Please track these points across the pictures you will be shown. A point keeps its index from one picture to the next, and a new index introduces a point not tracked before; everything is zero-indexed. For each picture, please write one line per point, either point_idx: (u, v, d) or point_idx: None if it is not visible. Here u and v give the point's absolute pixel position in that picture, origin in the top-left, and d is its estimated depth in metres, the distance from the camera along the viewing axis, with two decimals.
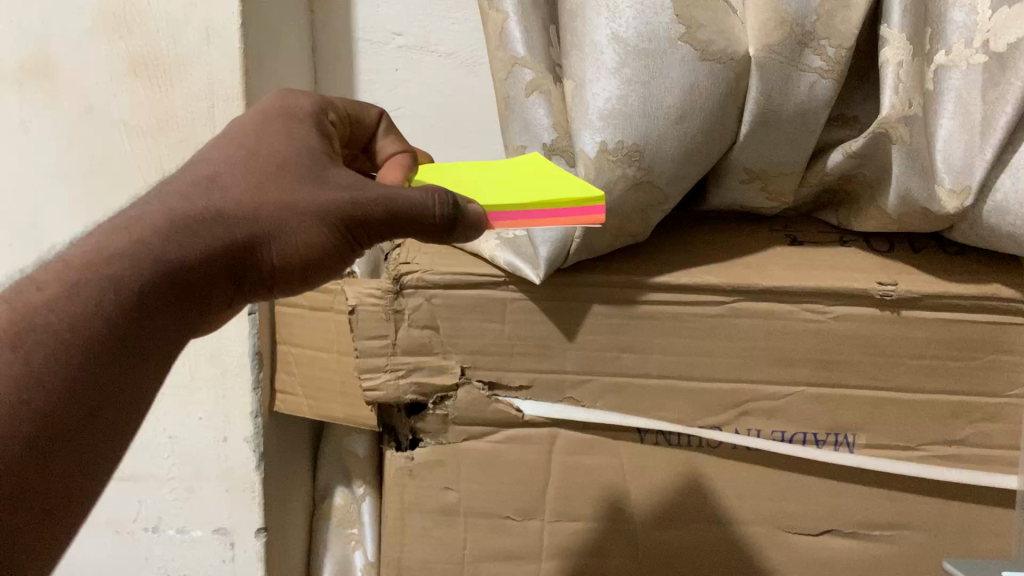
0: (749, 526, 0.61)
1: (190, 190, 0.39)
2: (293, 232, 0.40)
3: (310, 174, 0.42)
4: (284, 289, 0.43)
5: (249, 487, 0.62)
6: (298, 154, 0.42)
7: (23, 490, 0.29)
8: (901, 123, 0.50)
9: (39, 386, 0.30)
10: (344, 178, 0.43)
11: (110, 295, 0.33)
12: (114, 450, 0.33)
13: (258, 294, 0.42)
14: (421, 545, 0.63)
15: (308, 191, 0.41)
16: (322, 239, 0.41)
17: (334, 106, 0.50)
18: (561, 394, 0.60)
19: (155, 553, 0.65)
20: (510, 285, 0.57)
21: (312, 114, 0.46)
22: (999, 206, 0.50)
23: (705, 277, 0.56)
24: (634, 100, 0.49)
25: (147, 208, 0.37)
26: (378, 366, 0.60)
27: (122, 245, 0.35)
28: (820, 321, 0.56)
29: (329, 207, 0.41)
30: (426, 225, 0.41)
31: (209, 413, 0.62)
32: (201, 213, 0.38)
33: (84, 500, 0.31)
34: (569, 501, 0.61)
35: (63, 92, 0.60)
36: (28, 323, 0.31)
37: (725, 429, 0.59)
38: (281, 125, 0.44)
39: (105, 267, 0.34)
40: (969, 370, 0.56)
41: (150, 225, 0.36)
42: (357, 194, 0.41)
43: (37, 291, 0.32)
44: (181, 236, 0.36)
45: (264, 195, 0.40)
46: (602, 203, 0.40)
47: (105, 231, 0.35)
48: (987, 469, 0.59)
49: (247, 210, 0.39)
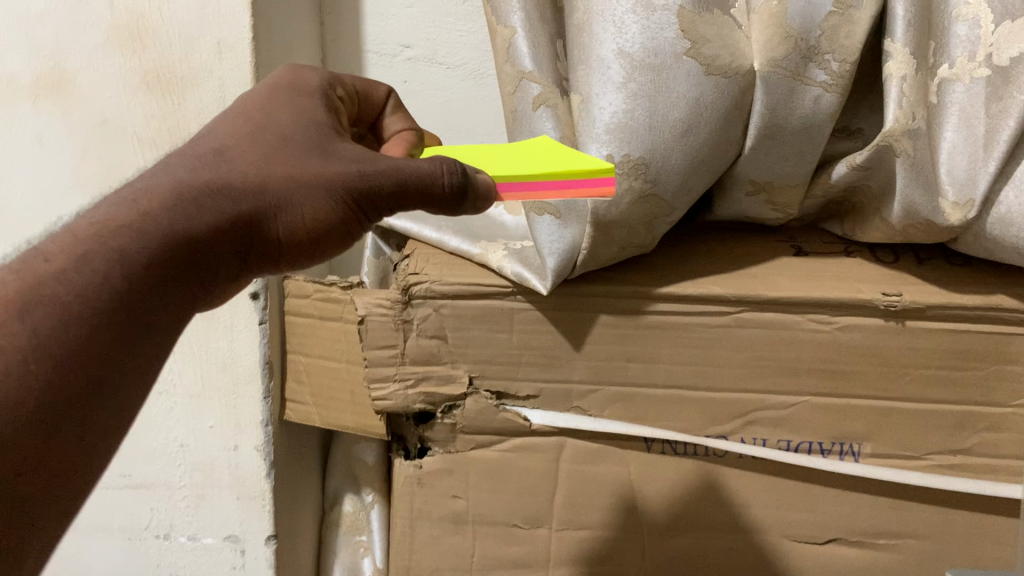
0: (755, 534, 0.62)
1: (196, 162, 0.40)
2: (300, 203, 0.40)
3: (318, 149, 0.42)
4: (292, 264, 0.43)
5: (260, 495, 0.63)
6: (304, 129, 0.43)
7: (30, 459, 0.29)
8: (905, 136, 0.51)
9: (45, 356, 0.31)
10: (351, 152, 0.43)
11: (116, 266, 0.34)
12: (120, 420, 0.33)
13: (265, 269, 0.42)
14: (429, 552, 0.64)
15: (316, 165, 0.41)
16: (329, 212, 0.41)
17: (343, 82, 0.50)
18: (568, 404, 0.61)
19: (168, 559, 0.65)
20: (518, 295, 0.57)
21: (320, 90, 0.47)
22: (1003, 217, 0.50)
23: (710, 288, 0.56)
24: (640, 113, 0.49)
25: (152, 180, 0.38)
26: (387, 376, 0.61)
27: (127, 216, 0.35)
28: (826, 331, 0.57)
29: (336, 178, 0.41)
30: (433, 197, 0.41)
31: (220, 422, 0.63)
32: (206, 184, 0.38)
33: (90, 470, 0.32)
34: (576, 509, 0.62)
35: (78, 104, 0.61)
36: (33, 293, 0.32)
37: (731, 438, 0.60)
38: (288, 101, 0.45)
39: (111, 239, 0.34)
40: (973, 380, 0.57)
41: (156, 197, 0.37)
42: (364, 167, 0.41)
43: (45, 263, 0.33)
44: (186, 207, 0.37)
45: (271, 167, 0.40)
46: (612, 175, 0.41)
47: (112, 205, 0.36)
48: (992, 478, 0.59)
49: (254, 180, 0.39)
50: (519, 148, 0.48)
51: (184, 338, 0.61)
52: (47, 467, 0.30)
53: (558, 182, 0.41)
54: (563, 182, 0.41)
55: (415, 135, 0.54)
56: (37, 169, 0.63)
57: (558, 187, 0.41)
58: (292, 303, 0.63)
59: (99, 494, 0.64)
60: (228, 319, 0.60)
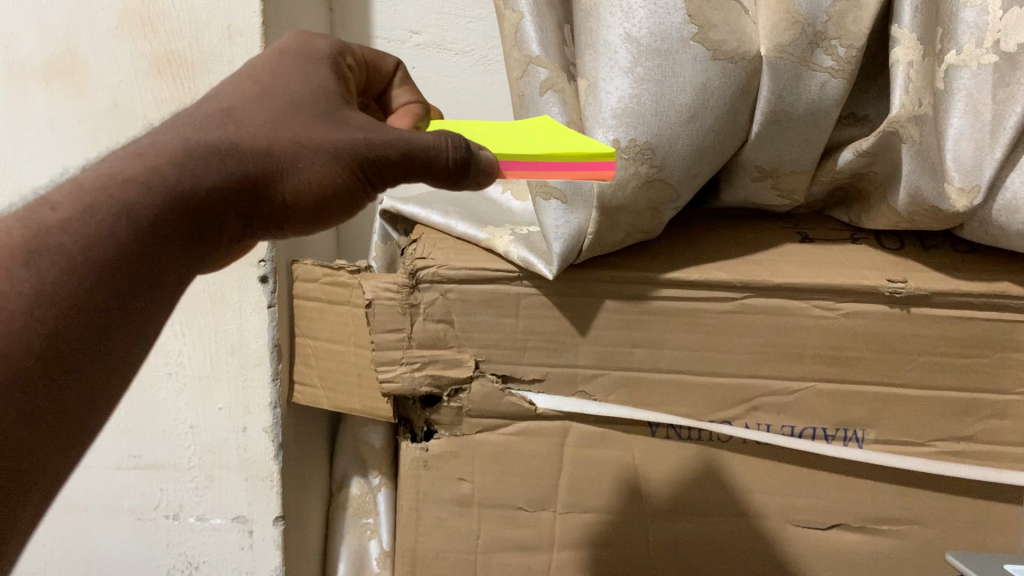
0: (759, 519, 0.62)
1: (205, 121, 0.40)
2: (309, 165, 0.40)
3: (326, 114, 0.43)
4: (296, 229, 0.43)
5: (268, 476, 0.64)
6: (315, 95, 0.43)
7: (32, 403, 0.30)
8: (912, 122, 0.50)
9: (49, 304, 0.31)
10: (360, 120, 0.43)
11: (122, 219, 0.34)
12: (123, 371, 0.34)
13: (269, 232, 0.43)
14: (435, 534, 0.64)
15: (325, 130, 0.42)
16: (336, 176, 0.41)
17: (351, 51, 0.50)
18: (573, 388, 0.61)
19: (177, 540, 0.66)
20: (523, 280, 0.58)
21: (329, 58, 0.47)
22: (1008, 203, 0.50)
23: (716, 274, 0.57)
24: (647, 98, 0.49)
25: (160, 136, 0.38)
26: (394, 359, 0.61)
27: (133, 171, 0.36)
28: (831, 318, 0.57)
29: (344, 145, 0.41)
30: (436, 168, 0.42)
31: (229, 403, 0.63)
32: (216, 142, 0.39)
33: (94, 418, 0.33)
34: (581, 493, 0.63)
35: (90, 89, 0.62)
36: (39, 243, 0.32)
37: (735, 423, 0.60)
38: (298, 67, 0.45)
39: (118, 192, 0.35)
40: (977, 367, 0.57)
41: (164, 153, 0.37)
42: (372, 135, 0.42)
43: (50, 212, 0.33)
44: (193, 164, 0.37)
45: (279, 129, 0.41)
46: (612, 160, 0.42)
47: (119, 158, 0.36)
48: (995, 466, 0.59)
49: (263, 142, 0.40)
50: (519, 126, 0.49)
51: (193, 321, 0.62)
52: (50, 412, 0.31)
53: (557, 164, 0.42)
54: (563, 164, 0.42)
55: (422, 109, 0.54)
56: (53, 158, 0.64)
57: (557, 169, 0.42)
58: (301, 287, 0.64)
59: (111, 475, 0.65)
60: (237, 303, 0.61)
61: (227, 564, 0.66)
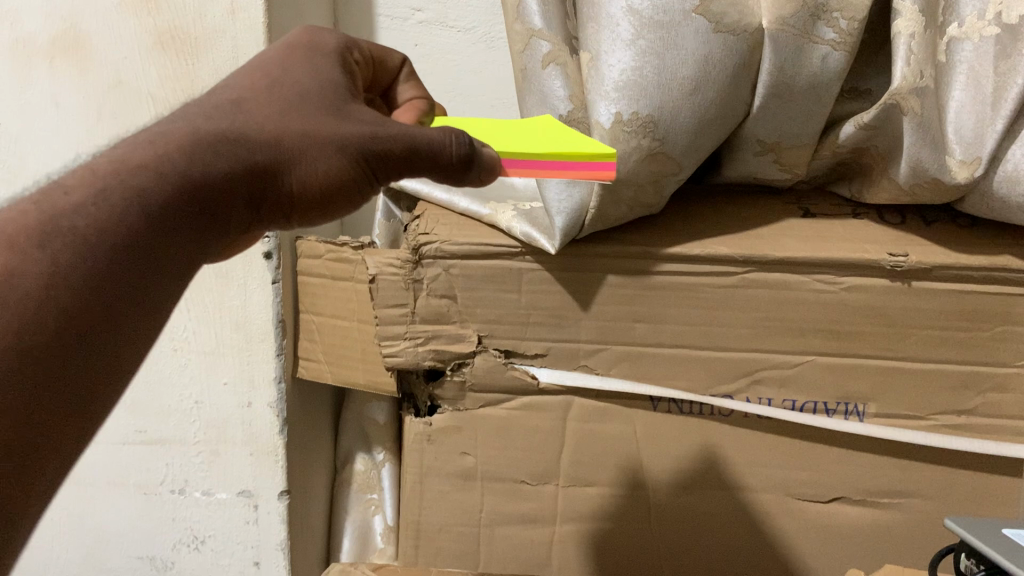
0: (759, 493, 0.62)
1: (214, 112, 0.39)
2: (315, 158, 0.40)
3: (333, 106, 0.42)
4: (304, 220, 0.43)
5: (273, 451, 0.64)
6: (323, 87, 0.43)
7: (47, 380, 0.29)
8: (914, 94, 0.50)
9: (65, 283, 0.31)
10: (366, 113, 0.43)
11: (134, 202, 0.34)
12: (135, 355, 0.33)
13: (277, 222, 0.42)
14: (439, 507, 0.65)
15: (331, 122, 0.41)
16: (342, 169, 0.40)
17: (359, 46, 0.49)
18: (575, 363, 0.61)
19: (183, 514, 0.67)
20: (526, 255, 0.58)
21: (338, 51, 0.46)
22: (1010, 175, 0.50)
23: (717, 248, 0.57)
24: (649, 71, 0.50)
25: (170, 125, 0.38)
26: (398, 334, 0.62)
27: (144, 157, 0.35)
28: (832, 291, 0.57)
29: (349, 138, 0.41)
30: (440, 162, 0.41)
31: (234, 378, 0.64)
32: (222, 132, 0.38)
33: (106, 400, 0.32)
34: (583, 467, 0.63)
35: (93, 65, 0.62)
36: (53, 223, 0.32)
37: (736, 397, 0.61)
38: (306, 60, 0.44)
39: (130, 176, 0.34)
40: (978, 340, 0.57)
41: (173, 141, 0.37)
42: (377, 128, 0.41)
43: (64, 196, 0.33)
44: (201, 154, 0.37)
45: (286, 121, 0.40)
46: (614, 160, 0.43)
47: (130, 146, 0.36)
48: (996, 439, 0.59)
49: (270, 133, 0.39)
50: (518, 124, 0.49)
51: (198, 297, 0.62)
52: (64, 391, 0.30)
53: (560, 164, 0.42)
54: (566, 163, 0.42)
55: (427, 105, 0.54)
56: (62, 142, 0.64)
57: (560, 168, 0.43)
58: (305, 263, 0.64)
59: (116, 450, 0.66)
60: (242, 279, 0.62)
61: (233, 538, 0.67)
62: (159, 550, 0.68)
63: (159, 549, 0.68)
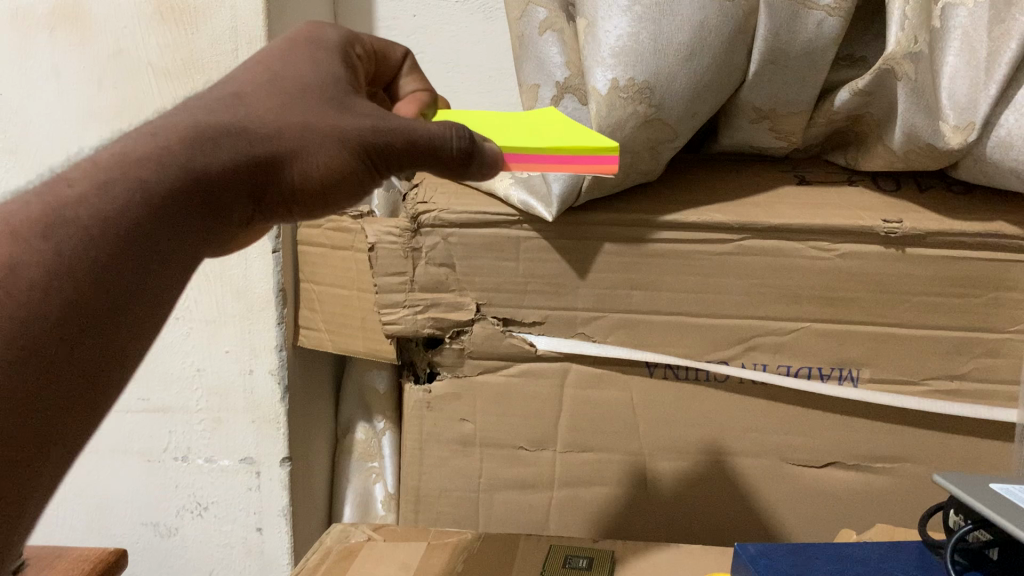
0: (755, 458, 0.63)
1: (214, 105, 0.37)
2: (316, 151, 0.38)
3: (335, 99, 0.40)
4: (305, 215, 0.40)
5: (275, 418, 0.65)
6: (324, 80, 0.41)
7: (43, 379, 0.28)
8: (907, 60, 0.50)
9: (68, 276, 0.29)
10: (368, 107, 0.41)
11: (138, 193, 0.32)
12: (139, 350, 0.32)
13: (277, 219, 0.39)
14: (438, 472, 0.66)
15: (332, 115, 0.39)
16: (344, 163, 0.38)
17: (361, 40, 0.47)
18: (573, 330, 0.62)
19: (186, 481, 0.67)
20: (523, 223, 0.59)
21: (340, 46, 0.44)
22: (1003, 140, 0.51)
23: (713, 215, 0.57)
24: (645, 36, 0.50)
25: (171, 118, 0.36)
26: (397, 302, 0.62)
27: (148, 147, 0.33)
28: (826, 258, 0.58)
29: (351, 131, 0.39)
30: (440, 155, 0.40)
31: (236, 347, 0.65)
32: (224, 125, 0.36)
33: (108, 396, 0.30)
34: (580, 432, 0.64)
35: (93, 37, 0.62)
36: (57, 214, 0.30)
37: (732, 363, 0.61)
38: (307, 53, 0.42)
39: (135, 167, 0.32)
40: (971, 305, 0.58)
41: (175, 133, 0.34)
42: (378, 122, 0.40)
43: (68, 187, 0.31)
44: (205, 145, 0.35)
45: (288, 114, 0.38)
46: (615, 154, 0.43)
47: (132, 137, 0.34)
48: (989, 404, 0.60)
49: (272, 126, 0.37)
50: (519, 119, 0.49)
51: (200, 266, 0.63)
52: (62, 388, 0.28)
53: (560, 157, 0.43)
54: (567, 156, 0.42)
55: (431, 97, 0.52)
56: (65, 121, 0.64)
57: (563, 162, 0.43)
58: (305, 233, 0.65)
59: (120, 419, 0.66)
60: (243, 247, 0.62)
61: (236, 504, 0.68)
62: (163, 516, 0.69)
63: (163, 515, 0.69)
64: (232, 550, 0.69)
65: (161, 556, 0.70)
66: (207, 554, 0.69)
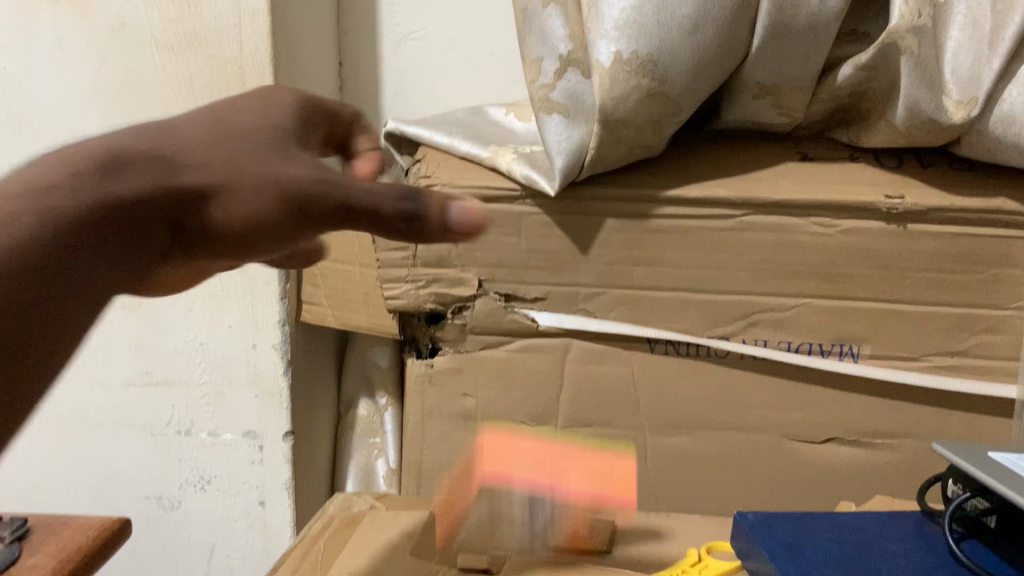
0: (755, 434, 0.63)
1: (144, 132, 0.31)
2: (242, 195, 0.30)
3: (275, 148, 0.33)
4: (191, 255, 0.31)
5: (279, 392, 0.66)
6: (269, 129, 0.35)
7: None
8: (911, 33, 0.50)
9: None
10: (312, 159, 0.34)
11: (41, 224, 0.27)
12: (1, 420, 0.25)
13: (160, 267, 0.31)
14: (440, 446, 0.66)
15: (271, 162, 0.32)
16: (267, 214, 0.31)
17: (320, 103, 0.40)
18: (574, 306, 0.62)
19: (189, 455, 0.68)
20: (527, 199, 0.59)
21: (301, 101, 0.39)
22: (1005, 116, 0.51)
23: (716, 190, 0.58)
24: (649, 10, 0.51)
25: (86, 141, 0.30)
26: (399, 277, 0.62)
27: (58, 173, 0.28)
28: (828, 234, 0.58)
29: (287, 179, 0.31)
30: (382, 219, 0.31)
31: (239, 321, 0.65)
32: (145, 150, 0.30)
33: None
34: (582, 407, 0.64)
35: (96, 10, 0.62)
36: None
37: (733, 339, 0.61)
38: (261, 100, 0.37)
39: (39, 195, 0.27)
40: (972, 282, 0.58)
41: (90, 156, 0.29)
42: (321, 171, 0.32)
43: None
44: (117, 175, 0.29)
45: (215, 154, 0.31)
46: None
47: (42, 160, 0.29)
48: (989, 380, 0.60)
49: (201, 162, 0.31)
50: None
51: None
52: None
53: None
54: None
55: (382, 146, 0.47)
56: (70, 98, 0.64)
57: None
58: None
59: (124, 392, 0.67)
60: None
61: (239, 478, 0.68)
62: (166, 489, 0.69)
63: (166, 488, 0.69)
64: (235, 524, 0.69)
65: (164, 529, 0.70)
66: (210, 528, 0.70)
